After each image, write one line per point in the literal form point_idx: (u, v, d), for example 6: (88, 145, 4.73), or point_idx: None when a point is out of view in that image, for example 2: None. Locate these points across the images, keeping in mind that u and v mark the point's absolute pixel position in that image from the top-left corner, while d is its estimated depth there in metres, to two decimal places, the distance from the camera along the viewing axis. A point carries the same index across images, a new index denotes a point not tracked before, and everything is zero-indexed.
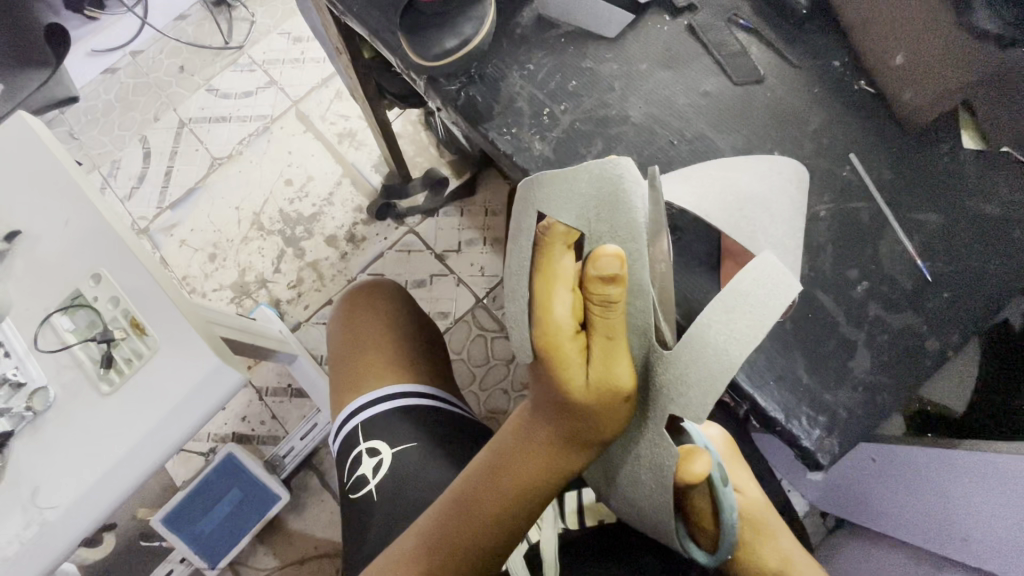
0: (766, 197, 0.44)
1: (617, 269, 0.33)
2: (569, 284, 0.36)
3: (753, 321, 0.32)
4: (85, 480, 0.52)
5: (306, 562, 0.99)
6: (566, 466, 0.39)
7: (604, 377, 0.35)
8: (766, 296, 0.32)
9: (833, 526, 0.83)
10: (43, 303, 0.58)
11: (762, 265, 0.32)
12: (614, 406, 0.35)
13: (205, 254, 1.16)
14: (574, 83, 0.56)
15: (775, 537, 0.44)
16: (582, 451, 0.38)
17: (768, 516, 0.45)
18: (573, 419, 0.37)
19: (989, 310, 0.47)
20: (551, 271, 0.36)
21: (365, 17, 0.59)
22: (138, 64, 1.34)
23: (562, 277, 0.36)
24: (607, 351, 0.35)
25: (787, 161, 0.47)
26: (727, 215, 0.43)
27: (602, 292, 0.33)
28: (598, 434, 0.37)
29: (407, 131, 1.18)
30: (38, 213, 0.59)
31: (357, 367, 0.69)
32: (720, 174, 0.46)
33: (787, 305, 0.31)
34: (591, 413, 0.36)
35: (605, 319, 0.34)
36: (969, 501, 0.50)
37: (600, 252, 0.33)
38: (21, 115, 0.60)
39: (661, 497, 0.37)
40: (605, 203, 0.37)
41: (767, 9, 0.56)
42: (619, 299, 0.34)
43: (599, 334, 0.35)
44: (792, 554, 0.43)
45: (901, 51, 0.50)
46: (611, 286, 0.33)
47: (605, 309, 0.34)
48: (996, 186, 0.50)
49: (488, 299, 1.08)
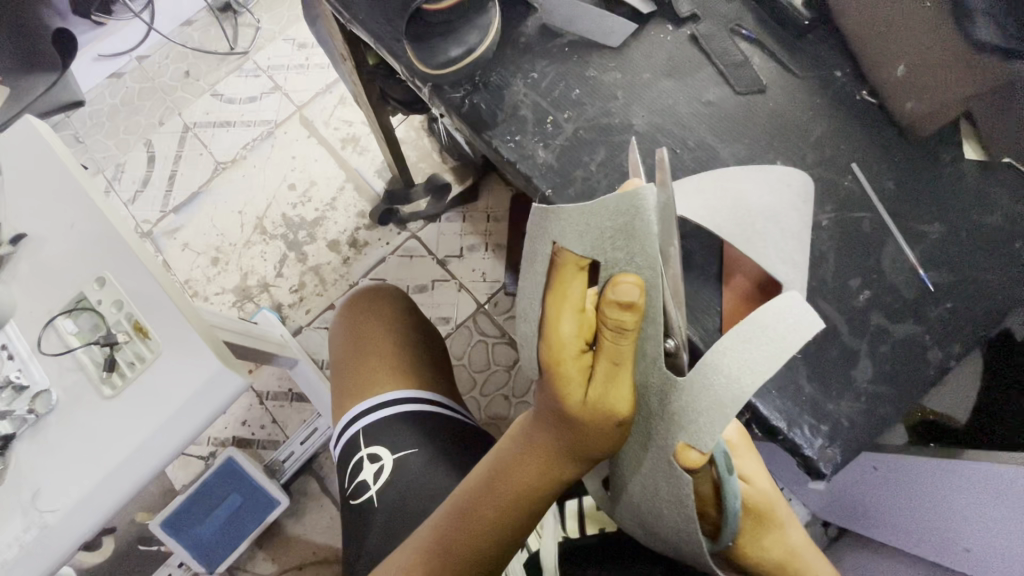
0: (776, 207, 0.46)
1: (635, 297, 0.33)
2: (576, 306, 0.36)
3: (769, 353, 0.31)
4: (85, 484, 0.52)
5: (305, 568, 0.98)
6: (564, 473, 0.39)
7: (603, 398, 0.35)
8: (786, 330, 0.31)
9: (834, 536, 0.82)
10: (47, 307, 0.59)
11: (791, 299, 0.31)
12: (609, 425, 0.36)
13: (208, 258, 1.16)
14: (577, 92, 0.56)
15: (783, 532, 0.42)
16: (580, 461, 0.38)
17: (780, 511, 0.42)
18: (570, 433, 0.37)
19: (991, 320, 0.47)
20: (561, 289, 0.36)
21: (371, 25, 0.59)
22: (144, 69, 1.35)
23: (570, 299, 0.36)
24: (611, 373, 0.35)
25: (799, 172, 0.47)
26: (745, 234, 0.45)
27: (616, 317, 0.33)
28: (594, 448, 0.37)
29: (410, 137, 1.19)
30: (42, 217, 0.59)
31: (359, 373, 0.69)
32: (730, 186, 0.47)
33: (807, 340, 0.30)
34: (588, 428, 0.36)
35: (616, 344, 0.34)
36: (973, 513, 0.50)
37: (620, 279, 0.33)
38: (28, 120, 0.61)
39: (658, 520, 0.39)
40: (625, 234, 0.34)
41: (769, 20, 0.57)
42: (630, 327, 0.33)
43: (604, 357, 0.35)
44: (801, 549, 0.42)
45: (903, 60, 0.50)
46: (627, 313, 0.33)
47: (617, 335, 0.34)
48: (997, 196, 0.50)
49: (489, 305, 1.08)
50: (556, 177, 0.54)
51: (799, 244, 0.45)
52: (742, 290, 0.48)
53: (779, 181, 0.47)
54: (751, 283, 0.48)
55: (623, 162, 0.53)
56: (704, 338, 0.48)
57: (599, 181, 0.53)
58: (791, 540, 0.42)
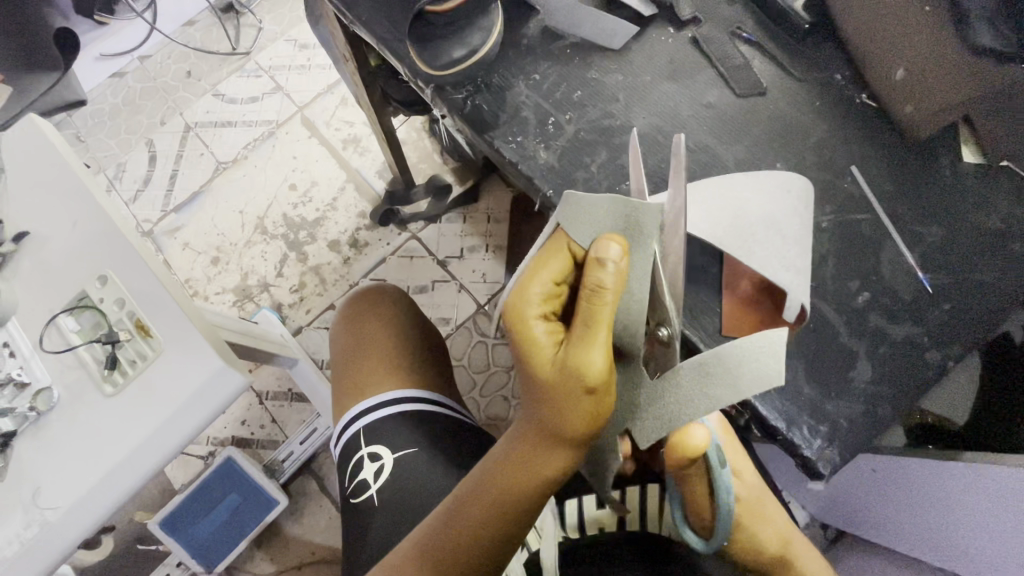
0: (777, 215, 0.46)
1: (614, 256, 0.36)
2: (558, 272, 0.39)
3: (725, 390, 0.34)
4: (86, 481, 0.52)
5: (305, 567, 0.98)
6: (545, 461, 0.39)
7: (572, 359, 0.36)
8: (746, 373, 0.33)
9: (832, 538, 0.82)
10: (48, 304, 0.59)
11: (769, 334, 0.33)
12: (579, 392, 0.36)
13: (209, 258, 1.16)
14: (580, 93, 0.56)
15: (776, 522, 0.43)
16: (559, 447, 0.38)
17: (764, 497, 0.43)
18: (546, 410, 0.37)
19: (990, 322, 0.48)
20: (546, 253, 0.39)
21: (375, 26, 0.59)
22: (146, 69, 1.35)
23: (548, 267, 0.39)
24: (582, 335, 0.36)
25: (796, 177, 0.48)
26: (747, 242, 0.45)
27: (597, 276, 0.35)
28: (567, 424, 0.37)
29: (412, 138, 1.19)
30: (47, 214, 0.59)
31: (359, 373, 0.69)
32: (733, 193, 0.48)
33: (766, 387, 0.32)
34: (559, 397, 0.36)
35: (591, 304, 0.35)
36: (972, 514, 0.50)
37: (604, 238, 0.36)
38: (32, 119, 0.61)
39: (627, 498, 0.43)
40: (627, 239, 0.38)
41: (769, 24, 0.57)
42: (608, 289, 0.35)
43: (578, 321, 0.36)
44: (792, 537, 0.44)
45: (901, 64, 0.50)
46: (605, 273, 0.35)
47: (592, 296, 0.35)
48: (996, 199, 0.50)
49: (489, 306, 1.08)
50: (557, 178, 0.54)
51: (801, 249, 0.45)
52: (736, 291, 0.49)
53: (780, 187, 0.48)
54: (749, 288, 0.49)
55: (624, 164, 0.54)
56: (703, 340, 0.48)
57: (600, 182, 0.53)
58: (780, 526, 0.43)
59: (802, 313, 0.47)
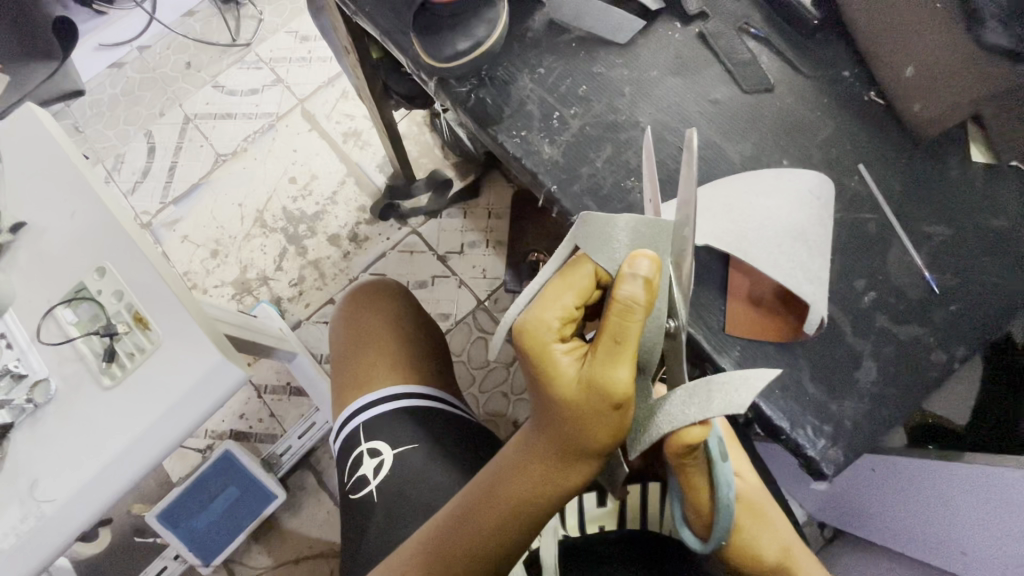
0: (802, 224, 0.46)
1: (649, 272, 0.36)
2: (579, 295, 0.38)
3: (698, 411, 0.35)
4: (85, 472, 0.52)
5: (301, 562, 0.98)
6: (562, 474, 0.38)
7: (600, 376, 0.35)
8: (722, 396, 0.34)
9: (830, 537, 0.82)
10: (46, 296, 0.58)
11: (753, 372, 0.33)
12: (607, 408, 0.35)
13: (208, 251, 1.16)
14: (585, 88, 0.56)
15: (774, 528, 0.43)
16: (578, 460, 0.38)
17: (765, 505, 0.44)
18: (566, 426, 0.37)
19: (996, 321, 0.48)
20: (567, 275, 0.39)
21: (377, 17, 0.59)
22: (145, 59, 1.33)
23: (568, 285, 0.38)
24: (612, 352, 0.35)
25: (816, 178, 0.48)
26: (769, 252, 0.46)
27: (631, 290, 0.35)
28: (590, 439, 0.36)
29: (413, 131, 1.18)
30: (45, 205, 0.58)
31: (359, 367, 0.69)
32: (751, 198, 0.48)
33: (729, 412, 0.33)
34: (584, 414, 0.36)
35: (621, 320, 0.35)
36: (974, 517, 0.50)
37: (638, 253, 0.36)
38: (29, 108, 0.61)
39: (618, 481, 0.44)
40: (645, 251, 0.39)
41: (777, 19, 0.57)
42: (640, 304, 0.35)
43: (607, 337, 0.35)
44: (790, 546, 0.43)
45: (910, 63, 0.50)
46: (640, 287, 0.35)
47: (624, 313, 0.35)
48: (1004, 199, 0.50)
49: (489, 301, 1.08)
50: (561, 173, 0.54)
51: (821, 259, 0.46)
52: (747, 295, 0.48)
53: (808, 195, 0.47)
54: (768, 295, 0.48)
55: (629, 160, 0.53)
56: (709, 339, 0.48)
57: (605, 178, 0.53)
58: (780, 535, 0.43)
59: (821, 325, 0.46)
